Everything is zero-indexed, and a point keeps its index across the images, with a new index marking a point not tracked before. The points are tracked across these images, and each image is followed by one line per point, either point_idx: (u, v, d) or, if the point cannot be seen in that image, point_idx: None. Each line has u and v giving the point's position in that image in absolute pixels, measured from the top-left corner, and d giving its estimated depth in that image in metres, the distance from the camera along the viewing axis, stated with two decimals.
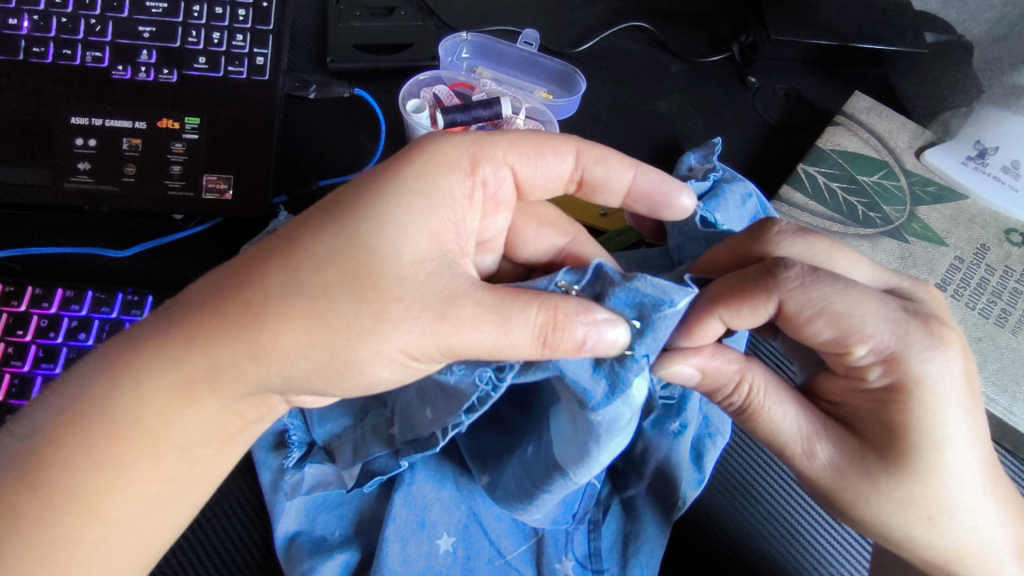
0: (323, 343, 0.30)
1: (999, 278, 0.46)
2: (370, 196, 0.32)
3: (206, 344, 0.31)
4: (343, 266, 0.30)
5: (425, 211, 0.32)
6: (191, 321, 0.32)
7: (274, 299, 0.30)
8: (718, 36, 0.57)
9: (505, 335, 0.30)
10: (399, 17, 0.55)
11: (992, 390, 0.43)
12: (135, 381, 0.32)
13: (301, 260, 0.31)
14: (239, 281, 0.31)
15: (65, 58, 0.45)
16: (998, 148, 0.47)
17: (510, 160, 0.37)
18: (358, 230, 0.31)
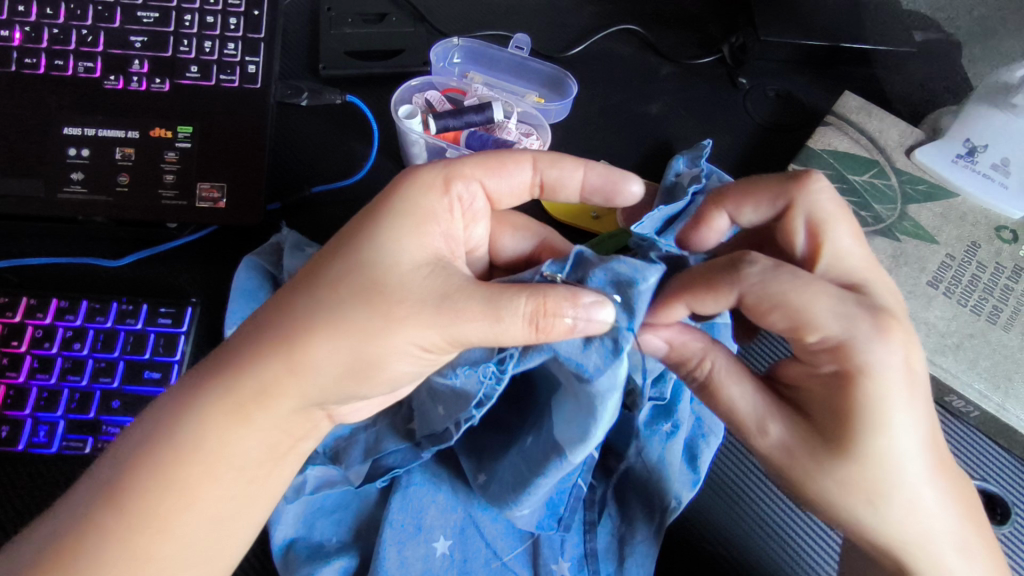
0: (344, 350, 0.31)
1: (990, 275, 0.46)
2: (375, 216, 0.34)
3: (247, 364, 0.32)
4: (352, 279, 0.32)
5: (420, 225, 0.34)
6: (234, 353, 0.33)
7: (303, 317, 0.32)
8: (709, 38, 0.58)
9: (496, 328, 0.30)
10: (391, 24, 0.55)
11: (985, 387, 0.43)
12: (188, 409, 0.32)
13: (318, 279, 0.32)
14: (271, 312, 0.32)
15: (57, 69, 0.45)
16: (987, 146, 0.48)
17: (478, 176, 0.38)
18: (363, 246, 0.32)
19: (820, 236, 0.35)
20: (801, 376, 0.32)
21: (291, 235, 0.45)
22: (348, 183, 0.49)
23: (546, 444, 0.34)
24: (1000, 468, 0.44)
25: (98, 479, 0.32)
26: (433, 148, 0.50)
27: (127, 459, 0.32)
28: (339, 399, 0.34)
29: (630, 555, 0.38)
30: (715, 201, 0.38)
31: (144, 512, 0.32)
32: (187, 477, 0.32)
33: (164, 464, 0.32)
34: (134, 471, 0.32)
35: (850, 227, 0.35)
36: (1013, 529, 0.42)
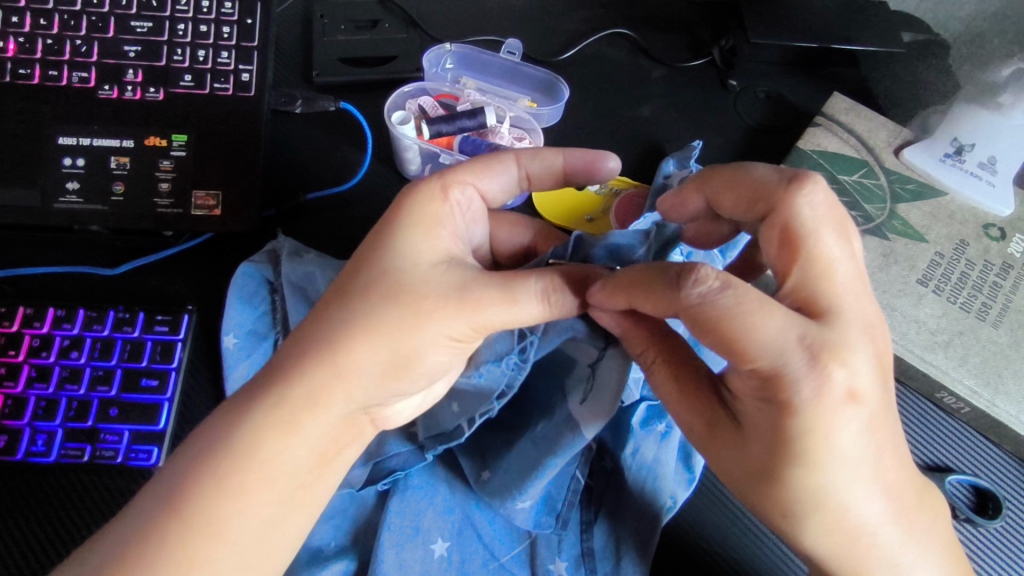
0: (381, 351, 0.33)
1: (979, 272, 0.47)
2: (387, 224, 0.35)
3: (291, 373, 0.33)
4: (380, 285, 0.34)
5: (431, 226, 0.35)
6: (278, 365, 0.34)
7: (341, 326, 0.33)
8: (699, 42, 0.58)
9: (513, 309, 0.33)
10: (383, 30, 0.55)
11: (975, 383, 0.43)
12: (238, 419, 0.33)
13: (347, 290, 0.34)
14: (311, 326, 0.34)
15: (51, 79, 0.45)
16: (973, 145, 0.49)
17: (470, 181, 0.38)
18: (384, 254, 0.34)
19: (797, 248, 0.30)
20: (742, 391, 0.30)
21: (288, 242, 0.46)
22: (343, 189, 0.50)
23: (560, 426, 0.36)
24: (985, 461, 0.45)
25: (156, 496, 0.32)
26: (426, 153, 0.51)
27: (185, 470, 0.32)
28: (380, 400, 0.35)
29: (627, 550, 0.39)
30: (699, 183, 0.36)
31: (199, 524, 0.32)
32: (240, 484, 0.32)
33: (219, 474, 0.32)
34: (197, 484, 0.32)
35: (839, 237, 0.31)
36: (1003, 524, 0.43)
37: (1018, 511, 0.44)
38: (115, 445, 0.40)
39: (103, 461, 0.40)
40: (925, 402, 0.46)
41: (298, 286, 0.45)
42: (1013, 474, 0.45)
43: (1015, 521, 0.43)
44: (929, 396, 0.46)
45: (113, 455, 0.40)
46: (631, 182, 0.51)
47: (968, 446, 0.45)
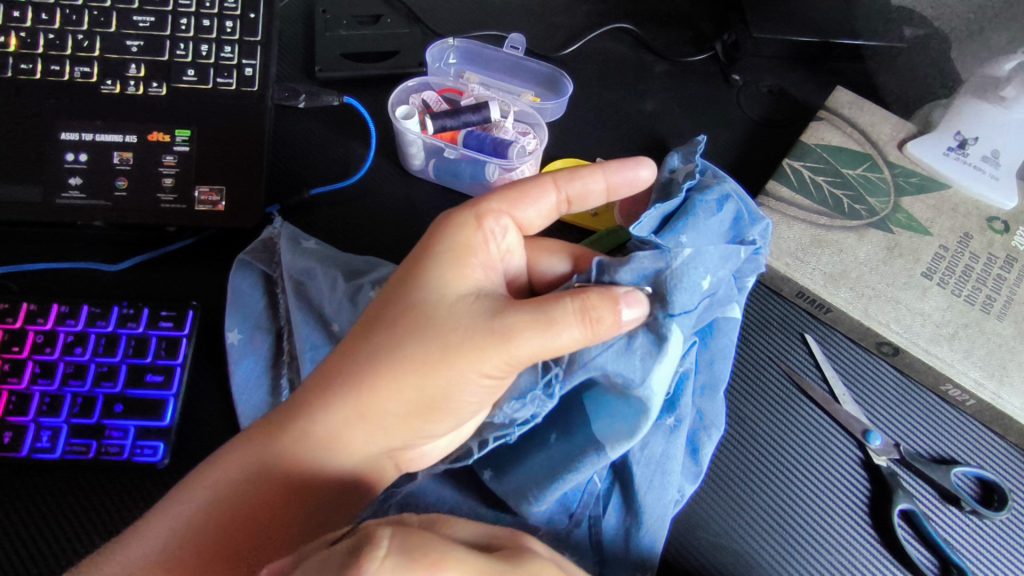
0: (407, 390, 0.34)
1: (983, 266, 0.47)
2: (418, 257, 0.36)
3: (327, 411, 0.35)
4: (408, 320, 0.34)
5: (460, 256, 0.35)
6: (304, 402, 0.35)
7: (368, 364, 0.34)
8: (701, 36, 0.58)
9: (551, 336, 0.31)
10: (386, 25, 0.55)
11: (980, 375, 0.43)
12: (272, 451, 0.35)
13: (377, 327, 0.35)
14: (340, 360, 0.35)
15: (53, 74, 0.45)
16: (976, 138, 0.49)
17: (506, 210, 0.38)
18: (411, 287, 0.35)
19: None
20: None
21: (288, 229, 0.46)
22: (346, 185, 0.50)
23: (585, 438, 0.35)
24: (985, 455, 0.45)
25: (180, 520, 0.35)
26: (430, 148, 0.50)
27: (208, 498, 0.35)
28: (406, 442, 0.36)
29: (636, 544, 0.38)
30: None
31: (211, 551, 0.35)
32: (261, 512, 0.35)
33: (238, 501, 0.35)
34: (227, 509, 0.35)
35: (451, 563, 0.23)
36: (1009, 515, 0.43)
37: None
38: (121, 441, 0.40)
39: (108, 457, 0.39)
40: (930, 395, 0.46)
41: (300, 280, 0.45)
42: (1018, 466, 0.45)
43: (1022, 513, 0.43)
44: (934, 389, 0.46)
45: (119, 451, 0.39)
46: None
47: (969, 438, 0.45)
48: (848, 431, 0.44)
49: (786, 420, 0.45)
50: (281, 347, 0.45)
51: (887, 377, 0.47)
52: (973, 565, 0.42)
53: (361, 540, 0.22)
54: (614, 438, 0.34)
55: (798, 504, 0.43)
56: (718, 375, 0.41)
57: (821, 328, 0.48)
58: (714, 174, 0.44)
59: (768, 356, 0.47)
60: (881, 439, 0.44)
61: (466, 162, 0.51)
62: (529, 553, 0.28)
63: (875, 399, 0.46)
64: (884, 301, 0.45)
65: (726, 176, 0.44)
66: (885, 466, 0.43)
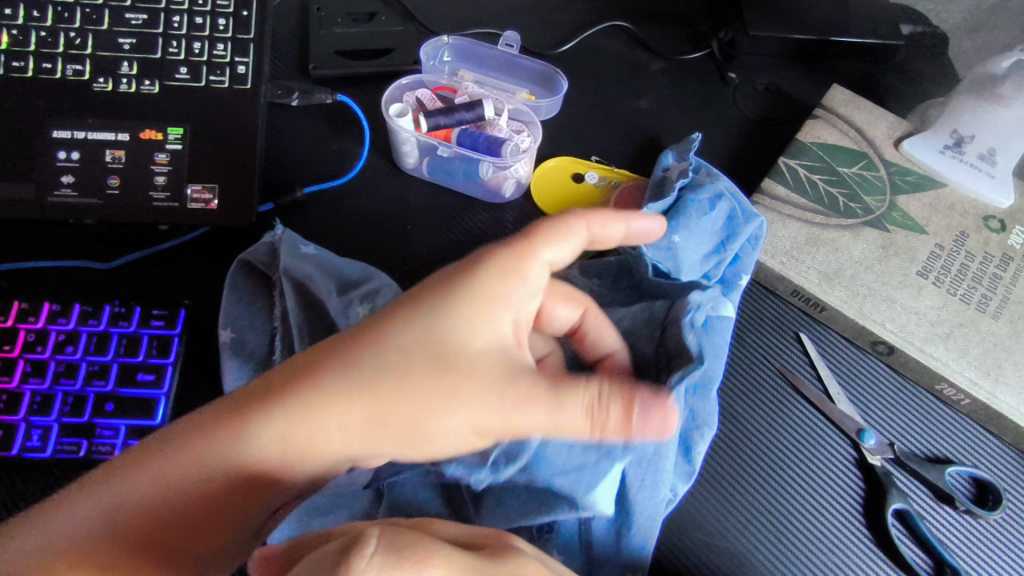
0: (407, 434, 0.32)
1: (979, 264, 0.46)
2: (450, 285, 0.33)
3: (313, 436, 0.32)
4: (423, 356, 0.32)
5: (498, 299, 0.33)
6: (277, 404, 0.32)
7: (360, 392, 0.32)
8: (697, 34, 0.58)
9: (558, 417, 0.32)
10: (381, 23, 0.55)
11: (975, 374, 0.43)
12: (229, 454, 0.32)
13: (391, 355, 0.32)
14: (327, 375, 0.32)
15: (45, 72, 0.45)
16: (973, 137, 0.49)
17: (548, 254, 0.35)
18: (440, 320, 0.32)
19: None
20: None
21: (289, 235, 0.46)
22: (339, 183, 0.50)
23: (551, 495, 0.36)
24: (982, 455, 0.45)
25: (115, 501, 0.32)
26: (424, 146, 0.50)
27: (145, 487, 0.32)
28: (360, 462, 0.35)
29: (627, 544, 0.38)
30: None
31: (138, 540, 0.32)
32: (193, 515, 0.33)
33: (173, 489, 0.32)
34: (160, 502, 0.32)
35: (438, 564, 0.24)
36: (1004, 516, 0.43)
37: (1020, 503, 0.43)
38: (111, 440, 0.40)
39: (99, 456, 0.39)
40: (926, 394, 0.46)
41: (298, 282, 0.44)
42: (1014, 466, 0.44)
43: (1017, 514, 0.43)
44: (929, 388, 0.46)
45: (109, 450, 0.39)
46: (630, 174, 0.51)
47: (965, 438, 0.45)
48: (843, 431, 0.44)
49: (780, 420, 0.45)
50: (274, 347, 0.44)
51: (881, 376, 0.46)
52: (966, 565, 0.42)
53: (350, 540, 0.24)
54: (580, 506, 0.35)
55: (789, 504, 0.42)
56: (712, 374, 0.41)
57: (816, 327, 0.48)
58: (708, 172, 0.45)
59: (762, 355, 0.47)
60: (876, 439, 0.43)
61: (460, 160, 0.50)
62: (514, 550, 0.28)
63: (869, 398, 0.46)
64: (879, 300, 0.45)
65: (720, 175, 0.45)
66: (879, 466, 0.43)
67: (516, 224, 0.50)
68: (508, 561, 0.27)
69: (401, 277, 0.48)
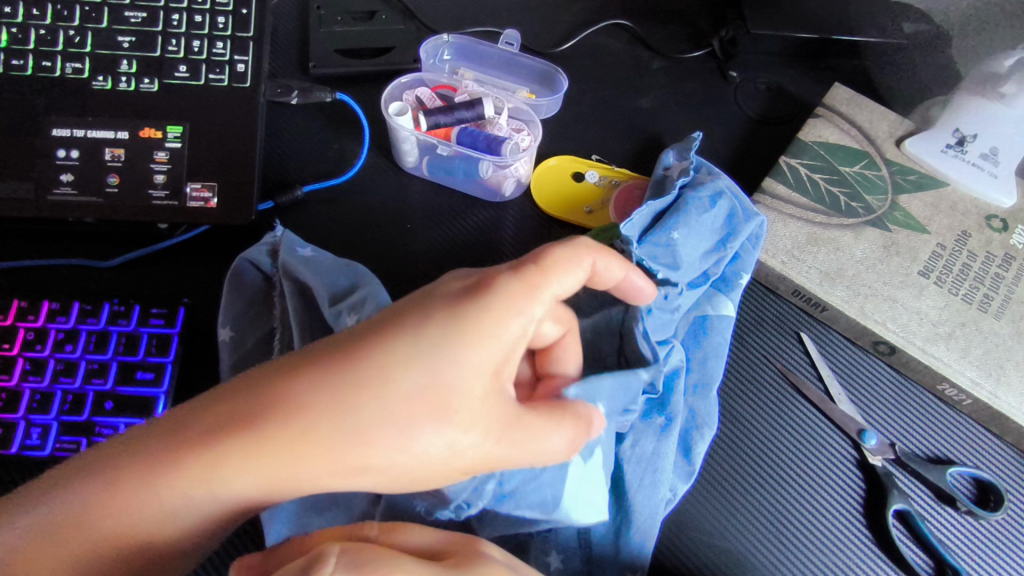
0: (389, 475, 0.29)
1: (981, 264, 0.46)
2: (456, 321, 0.29)
3: (296, 473, 0.28)
4: (423, 402, 0.28)
5: (505, 336, 0.30)
6: (247, 442, 0.28)
7: (350, 435, 0.28)
8: (698, 33, 0.58)
9: (543, 456, 0.31)
10: (381, 21, 0.55)
11: (977, 374, 0.43)
12: (202, 481, 0.29)
13: (388, 388, 0.28)
14: (310, 414, 0.28)
15: (44, 70, 0.45)
16: (975, 136, 0.49)
17: (553, 288, 0.31)
18: (444, 356, 0.29)
19: None
20: None
21: (287, 237, 0.45)
22: (338, 182, 0.50)
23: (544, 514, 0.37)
24: (983, 456, 0.44)
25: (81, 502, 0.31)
26: (424, 145, 0.50)
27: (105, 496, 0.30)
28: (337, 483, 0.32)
29: (627, 543, 0.38)
30: None
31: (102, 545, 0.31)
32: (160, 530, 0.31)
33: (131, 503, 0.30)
34: (124, 514, 0.30)
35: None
36: (1005, 517, 0.43)
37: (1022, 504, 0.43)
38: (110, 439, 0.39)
39: None
40: (927, 394, 0.46)
41: (298, 282, 0.44)
42: (1015, 467, 0.44)
43: (1018, 515, 0.43)
44: (931, 388, 0.46)
45: None
46: (631, 174, 0.51)
47: (967, 438, 0.45)
48: (844, 430, 0.44)
49: (781, 419, 0.45)
50: (272, 347, 0.44)
51: (882, 376, 0.46)
52: (968, 566, 0.41)
53: (310, 560, 0.25)
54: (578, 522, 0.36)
55: (789, 505, 0.42)
56: (711, 373, 0.42)
57: (817, 327, 0.47)
58: (709, 171, 0.45)
59: (763, 354, 0.46)
60: (877, 439, 0.43)
61: (459, 159, 0.50)
62: (484, 556, 0.28)
63: (870, 398, 0.46)
64: (880, 300, 0.45)
65: (720, 173, 0.45)
66: (880, 466, 0.43)
67: (516, 223, 0.50)
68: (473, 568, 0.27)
69: (401, 276, 0.48)
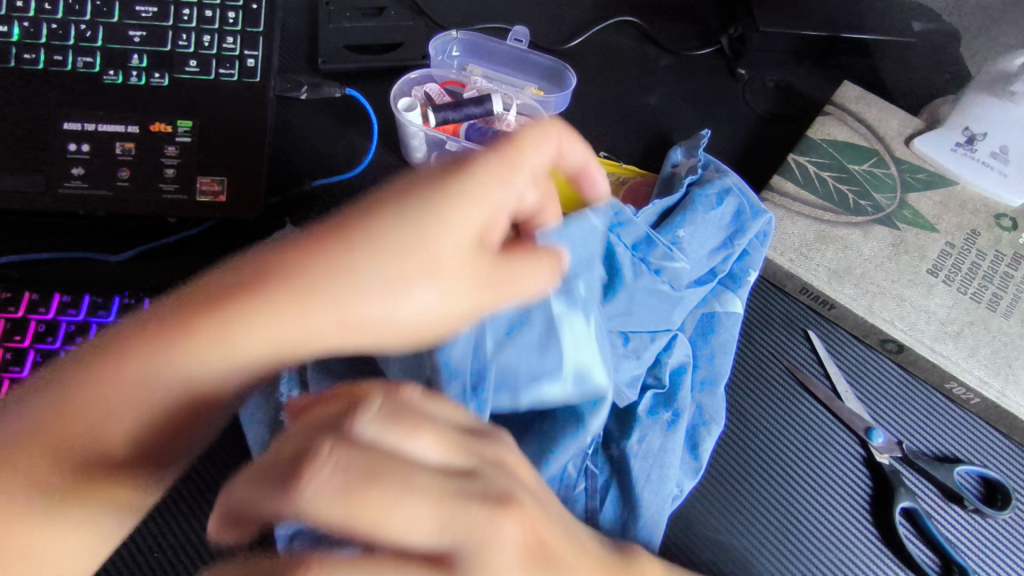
0: (392, 333, 0.27)
1: (990, 262, 0.46)
2: (436, 185, 0.28)
3: (288, 343, 0.26)
4: (410, 258, 0.26)
5: (494, 199, 0.28)
6: (233, 311, 0.26)
7: (339, 299, 0.26)
8: (707, 30, 0.57)
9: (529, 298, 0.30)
10: (389, 17, 0.55)
11: (984, 373, 0.43)
12: (196, 359, 0.27)
13: (373, 247, 0.26)
14: (293, 282, 0.26)
15: (56, 64, 0.45)
16: (986, 134, 0.47)
17: (527, 163, 0.29)
18: (428, 217, 0.27)
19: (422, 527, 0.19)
20: None
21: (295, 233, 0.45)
22: (347, 176, 0.50)
23: (562, 417, 0.36)
24: (992, 454, 0.44)
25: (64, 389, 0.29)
26: (432, 140, 0.50)
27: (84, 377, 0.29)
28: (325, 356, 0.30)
29: (635, 536, 0.38)
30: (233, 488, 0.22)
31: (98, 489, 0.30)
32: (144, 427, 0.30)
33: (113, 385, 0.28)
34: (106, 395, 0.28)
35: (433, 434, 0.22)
36: (1013, 515, 0.43)
37: None
38: None
39: None
40: (935, 393, 0.46)
41: None
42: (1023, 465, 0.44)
43: None
44: (939, 387, 0.46)
45: None
46: (638, 170, 0.51)
47: (975, 437, 0.45)
48: (851, 428, 0.44)
49: (788, 416, 0.45)
50: None
51: (890, 375, 0.46)
52: (975, 564, 0.42)
53: (352, 403, 0.23)
54: (590, 390, 0.35)
55: (795, 501, 0.42)
56: (719, 370, 0.42)
57: (825, 325, 0.47)
58: (717, 168, 0.45)
59: (769, 352, 0.46)
60: (883, 437, 0.43)
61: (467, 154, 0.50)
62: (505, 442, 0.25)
63: (878, 396, 0.45)
64: (889, 299, 0.45)
65: (729, 170, 0.45)
66: (887, 464, 0.43)
67: None
68: (499, 452, 0.24)
69: None
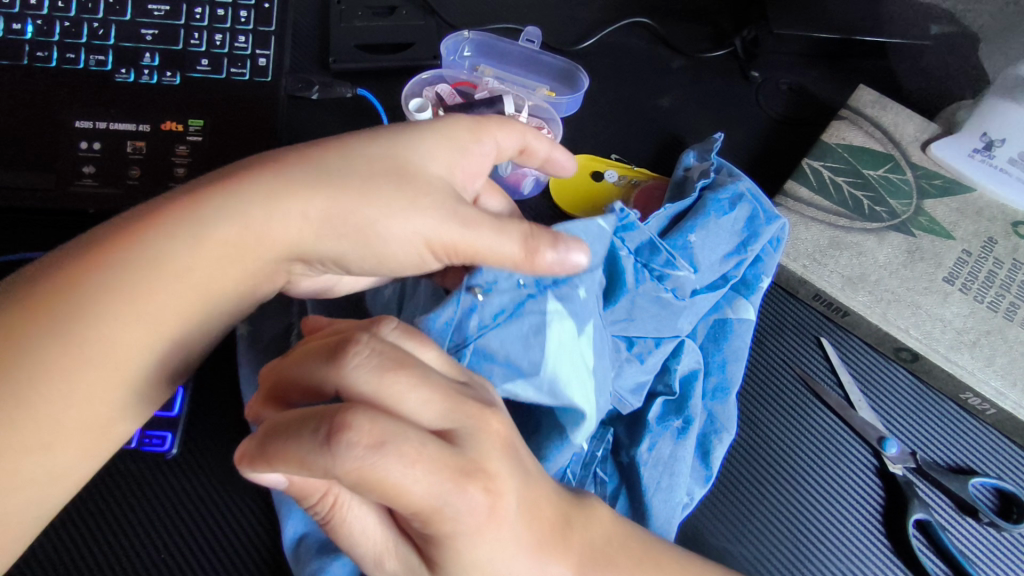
0: (364, 239, 0.32)
1: (1007, 271, 0.45)
2: (407, 123, 0.34)
3: (268, 222, 0.31)
4: (380, 167, 0.32)
5: (463, 144, 0.34)
6: (225, 188, 0.31)
7: (313, 180, 0.31)
8: (720, 32, 0.57)
9: (498, 240, 0.32)
10: (400, 16, 0.54)
11: (1001, 385, 0.42)
12: (189, 232, 0.31)
13: (351, 154, 0.32)
14: (281, 172, 0.31)
15: (69, 62, 0.45)
16: (1004, 140, 0.47)
17: (495, 137, 0.35)
18: (401, 140, 0.33)
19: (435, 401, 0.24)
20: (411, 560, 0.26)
21: None
22: None
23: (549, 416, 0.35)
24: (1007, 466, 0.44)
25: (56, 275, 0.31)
26: None
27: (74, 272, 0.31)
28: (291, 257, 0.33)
29: None
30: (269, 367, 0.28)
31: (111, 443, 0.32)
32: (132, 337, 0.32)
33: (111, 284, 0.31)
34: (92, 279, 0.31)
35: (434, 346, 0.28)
36: None
37: None
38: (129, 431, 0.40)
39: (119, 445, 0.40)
40: (949, 404, 0.45)
41: None
42: None
43: None
44: (954, 398, 0.45)
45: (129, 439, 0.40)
46: (649, 174, 0.51)
47: (990, 449, 0.44)
48: (864, 438, 0.43)
49: (799, 425, 0.44)
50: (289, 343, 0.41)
51: (904, 384, 0.46)
52: None
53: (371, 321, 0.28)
54: (566, 402, 0.33)
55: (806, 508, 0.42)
56: (732, 378, 0.41)
57: (838, 332, 0.47)
58: (729, 172, 0.45)
59: (780, 359, 0.46)
60: (897, 447, 0.43)
61: None
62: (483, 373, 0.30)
63: (891, 406, 0.45)
64: (904, 306, 0.44)
65: (741, 174, 0.45)
66: (901, 475, 0.42)
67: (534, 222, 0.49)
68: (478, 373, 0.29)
69: None
